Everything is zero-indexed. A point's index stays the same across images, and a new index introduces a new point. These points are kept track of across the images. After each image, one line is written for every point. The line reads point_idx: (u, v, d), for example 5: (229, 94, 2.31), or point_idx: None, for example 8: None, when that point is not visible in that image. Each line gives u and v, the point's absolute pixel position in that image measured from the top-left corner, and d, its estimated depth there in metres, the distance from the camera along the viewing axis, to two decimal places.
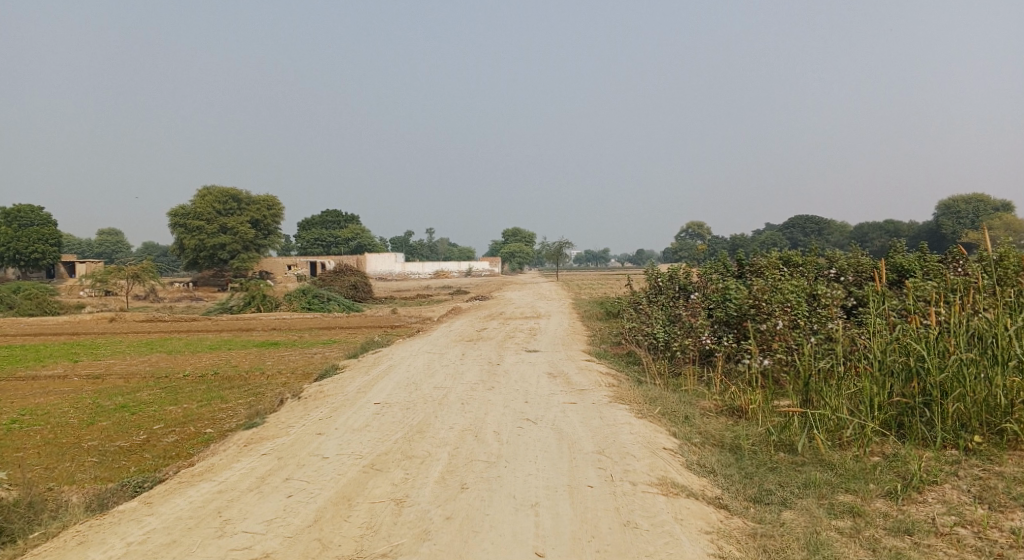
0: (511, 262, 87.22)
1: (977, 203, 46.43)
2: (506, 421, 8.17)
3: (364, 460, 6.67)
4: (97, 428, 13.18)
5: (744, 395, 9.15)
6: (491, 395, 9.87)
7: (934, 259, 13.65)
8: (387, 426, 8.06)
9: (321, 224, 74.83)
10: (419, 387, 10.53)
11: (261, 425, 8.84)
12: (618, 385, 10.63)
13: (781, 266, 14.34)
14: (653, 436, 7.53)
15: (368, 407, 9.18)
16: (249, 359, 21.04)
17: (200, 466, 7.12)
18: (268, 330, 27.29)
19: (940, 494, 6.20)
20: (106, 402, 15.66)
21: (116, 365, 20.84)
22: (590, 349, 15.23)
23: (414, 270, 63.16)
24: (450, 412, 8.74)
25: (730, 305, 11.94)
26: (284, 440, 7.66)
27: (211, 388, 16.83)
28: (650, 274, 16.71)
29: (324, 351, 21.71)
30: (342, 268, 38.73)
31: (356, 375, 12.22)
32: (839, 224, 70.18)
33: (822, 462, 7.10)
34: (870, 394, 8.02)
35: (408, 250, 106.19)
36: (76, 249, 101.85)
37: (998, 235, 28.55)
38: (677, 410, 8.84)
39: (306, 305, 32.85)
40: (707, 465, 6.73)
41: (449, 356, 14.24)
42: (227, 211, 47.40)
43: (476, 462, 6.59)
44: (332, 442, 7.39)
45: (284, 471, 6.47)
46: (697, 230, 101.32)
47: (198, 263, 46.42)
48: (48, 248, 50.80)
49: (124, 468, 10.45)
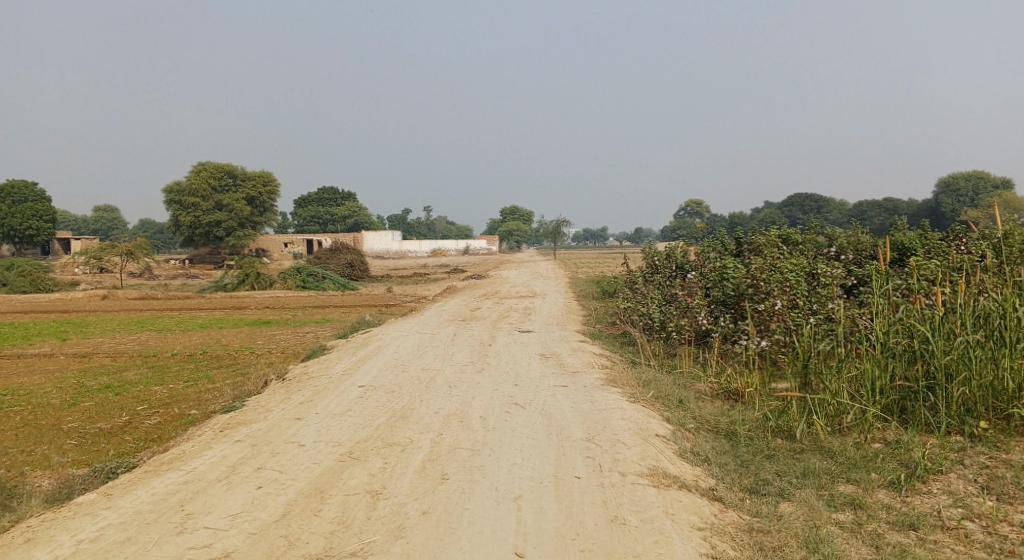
0: (510, 240, 86.64)
1: (977, 180, 46.03)
2: (493, 406, 7.86)
3: (341, 448, 6.38)
4: (79, 409, 12.91)
5: (740, 378, 8.84)
6: (480, 378, 9.56)
7: (936, 237, 13.32)
8: (369, 411, 7.75)
9: (317, 201, 74.14)
10: (407, 369, 10.22)
11: (240, 409, 8.55)
12: (611, 367, 10.31)
13: (780, 244, 14.01)
14: (645, 421, 7.22)
15: (352, 390, 8.87)
16: (240, 338, 20.72)
17: (171, 452, 6.84)
18: (261, 309, 26.94)
19: (946, 484, 5.90)
20: (91, 382, 15.38)
21: (104, 344, 20.53)
22: (585, 330, 14.89)
23: (411, 248, 62.74)
24: (436, 396, 8.43)
25: (728, 284, 11.60)
26: (261, 425, 7.36)
27: (199, 368, 16.54)
28: (647, 253, 16.36)
29: (317, 330, 21.41)
30: (338, 245, 38.23)
31: (343, 355, 11.90)
32: (838, 202, 69.76)
33: (821, 449, 6.80)
34: (872, 377, 7.69)
35: (406, 228, 105.79)
36: (71, 227, 101.17)
37: (999, 213, 28.26)
38: (671, 394, 8.53)
39: (300, 283, 32.49)
40: (702, 454, 6.43)
41: (441, 336, 13.90)
42: (223, 187, 46.80)
43: (460, 450, 6.28)
44: (310, 428, 7.09)
45: (256, 459, 6.19)
46: (696, 209, 100.96)
47: (193, 239, 45.97)
48: (44, 224, 50.36)
49: (103, 452, 10.18)
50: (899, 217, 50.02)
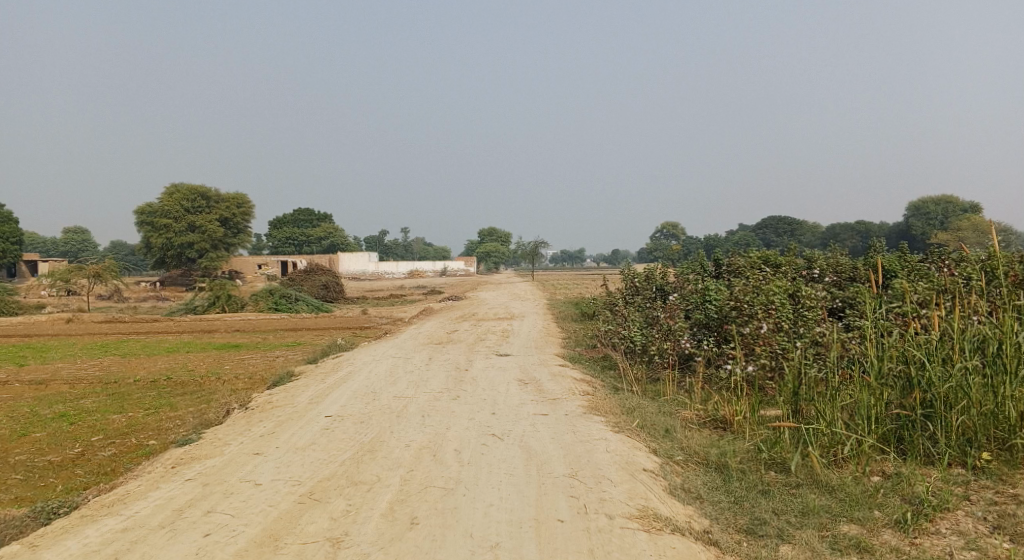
0: (487, 261, 86.13)
1: (947, 204, 46.50)
2: (468, 438, 7.35)
3: (302, 488, 5.83)
4: (29, 440, 12.16)
5: (728, 405, 8.42)
6: (455, 405, 9.04)
7: (917, 259, 13.08)
8: (335, 445, 7.20)
9: (292, 222, 73.17)
10: (377, 397, 9.67)
11: (196, 442, 7.94)
12: (593, 394, 9.81)
13: (760, 266, 13.72)
14: (631, 454, 6.76)
15: (317, 421, 8.32)
16: (206, 362, 19.96)
17: (115, 492, 6.24)
18: (231, 332, 26.15)
19: (954, 523, 5.51)
20: (46, 410, 14.59)
21: (63, 370, 19.66)
22: (564, 353, 14.43)
23: (388, 270, 62.02)
24: (407, 427, 7.90)
25: (710, 307, 11.21)
26: (216, 462, 6.79)
27: (162, 394, 15.82)
28: (625, 274, 15.95)
29: (287, 354, 20.75)
30: (312, 267, 37.50)
31: (310, 382, 11.33)
32: (811, 225, 70.28)
33: (818, 483, 6.38)
34: (866, 405, 7.29)
35: (383, 249, 105.08)
36: (39, 248, 98.99)
37: (969, 236, 28.49)
38: (657, 423, 8.08)
39: (273, 305, 31.74)
40: (693, 491, 5.96)
41: (415, 361, 13.35)
42: (196, 209, 45.93)
43: (432, 489, 5.76)
44: (270, 465, 6.53)
45: (207, 501, 5.65)
46: (672, 231, 101.42)
47: (165, 261, 45.00)
48: (10, 246, 48.97)
49: (51, 488, 9.49)
50: (872, 239, 50.36)
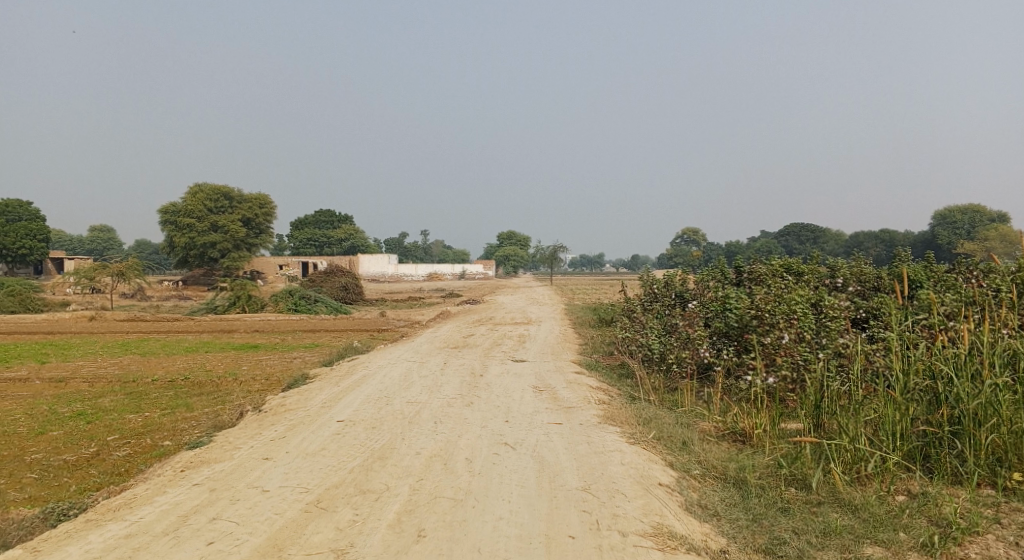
0: (506, 265, 86.06)
1: (973, 213, 45.72)
2: (481, 446, 7.22)
3: (309, 496, 5.74)
4: (45, 439, 12.21)
5: (748, 417, 8.22)
6: (468, 413, 8.91)
7: (943, 270, 12.77)
8: (345, 451, 7.10)
9: (314, 224, 73.52)
10: (391, 402, 9.56)
11: (206, 446, 7.88)
12: (609, 403, 9.63)
13: (782, 274, 13.47)
14: (646, 467, 6.58)
15: (329, 426, 8.23)
16: (224, 363, 20.00)
17: (123, 495, 6.18)
18: (250, 332, 26.23)
19: (984, 548, 5.29)
20: (64, 409, 14.65)
21: (83, 368, 19.80)
22: (581, 360, 14.26)
23: (407, 272, 62.14)
24: (419, 434, 7.78)
25: (730, 315, 10.98)
26: (224, 466, 6.72)
27: (179, 394, 15.86)
28: (644, 280, 15.74)
29: (304, 355, 20.75)
30: (332, 268, 37.59)
31: (324, 386, 11.25)
32: (834, 233, 69.48)
33: (840, 501, 6.17)
34: (891, 421, 7.06)
35: (403, 252, 105.40)
36: (65, 247, 100.27)
37: (996, 247, 27.94)
38: (674, 435, 7.89)
39: (292, 306, 31.83)
40: (710, 507, 5.78)
41: (430, 365, 13.25)
42: (219, 209, 46.25)
43: (441, 500, 5.63)
44: (278, 472, 6.44)
45: (213, 507, 5.57)
46: (692, 237, 100.80)
47: (187, 260, 45.37)
48: (37, 244, 49.59)
49: (64, 488, 9.47)
50: (896, 248, 49.70)
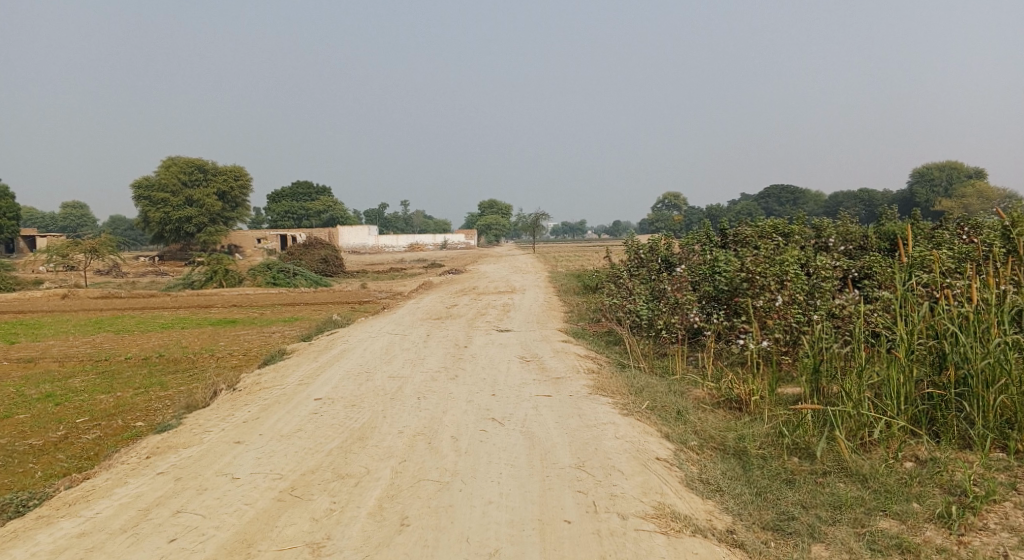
0: (488, 233, 85.40)
1: (951, 170, 45.79)
2: (467, 423, 6.82)
3: (282, 483, 5.32)
4: (11, 423, 11.68)
5: (744, 383, 7.88)
6: (453, 387, 8.50)
7: (932, 227, 12.46)
8: (322, 433, 6.67)
9: (291, 196, 72.17)
10: (371, 378, 9.12)
11: (175, 429, 7.41)
12: (598, 372, 9.26)
13: (768, 235, 13.11)
14: (643, 441, 6.22)
15: (306, 405, 7.78)
16: (201, 339, 19.44)
17: (81, 488, 5.73)
18: (228, 307, 25.62)
19: (1003, 517, 5.01)
20: (32, 391, 14.07)
21: (54, 348, 19.15)
22: (567, 328, 13.87)
23: (388, 243, 61.37)
24: (401, 411, 7.35)
25: (720, 279, 10.62)
26: (193, 452, 6.28)
27: (153, 373, 15.33)
28: (628, 245, 15.30)
29: (283, 329, 20.25)
30: (311, 240, 36.84)
31: (302, 361, 10.78)
32: (814, 193, 69.55)
33: (847, 471, 5.86)
34: (896, 383, 6.71)
35: (383, 222, 104.34)
36: (38, 224, 98.11)
37: (975, 203, 27.94)
38: (669, 404, 7.51)
39: (271, 279, 31.16)
40: (713, 482, 5.44)
41: (412, 337, 12.81)
42: (194, 182, 45.19)
43: (425, 483, 5.24)
44: (250, 457, 6.01)
45: (178, 496, 5.17)
46: (673, 201, 100.60)
47: (164, 235, 44.39)
48: (8, 222, 48.25)
49: (29, 475, 8.97)
50: (876, 207, 49.74)
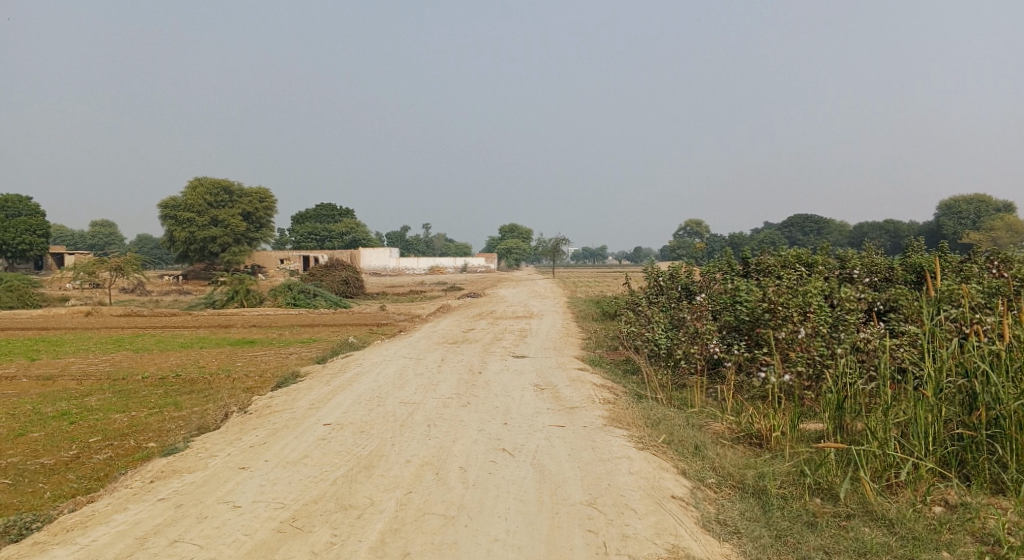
0: (508, 258, 85.38)
1: (979, 203, 45.19)
2: (476, 453, 6.65)
3: (284, 513, 5.18)
4: (25, 441, 11.65)
5: (764, 418, 7.65)
6: (464, 414, 8.33)
7: (961, 261, 12.15)
8: (329, 460, 6.53)
9: (314, 218, 72.67)
10: (383, 403, 8.98)
11: (181, 452, 7.30)
12: (615, 403, 9.06)
13: (791, 265, 12.87)
14: (658, 476, 6.03)
15: (314, 430, 7.65)
16: (219, 359, 19.42)
17: (81, 512, 5.62)
18: (248, 327, 25.66)
19: None
20: (48, 409, 14.06)
21: (73, 365, 19.22)
22: (584, 356, 13.65)
23: (409, 266, 61.54)
24: (411, 439, 7.20)
25: (742, 309, 10.38)
26: (196, 477, 6.15)
27: (168, 392, 15.30)
28: (648, 271, 15.09)
29: (301, 351, 20.20)
30: (332, 262, 36.97)
31: (314, 384, 10.68)
32: (838, 223, 68.90)
33: (872, 515, 5.61)
34: (923, 423, 6.45)
35: (405, 245, 104.86)
36: (67, 242, 99.66)
37: (1002, 237, 27.49)
38: (686, 438, 7.28)
39: (291, 300, 31.24)
40: (730, 523, 5.22)
41: (427, 362, 12.67)
42: (219, 203, 45.69)
43: (430, 518, 5.08)
44: (254, 484, 5.88)
45: (176, 525, 5.03)
46: (695, 229, 100.14)
47: (189, 255, 44.83)
48: (37, 239, 48.98)
49: (38, 496, 8.88)
50: (902, 239, 49.02)
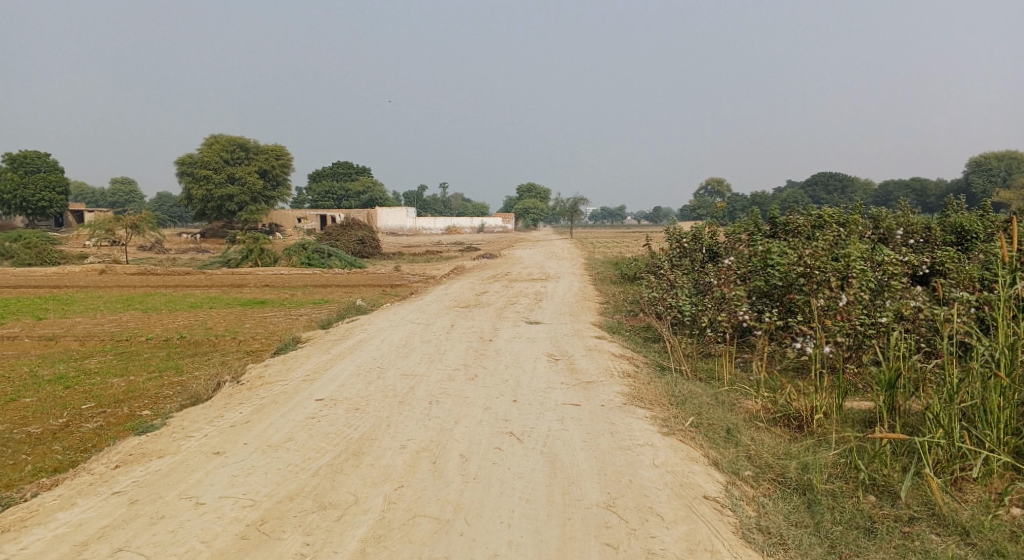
0: (527, 217, 84.12)
1: (1010, 160, 43.63)
2: (481, 437, 5.90)
3: (252, 514, 4.54)
4: (16, 406, 11.04)
5: (804, 398, 6.78)
6: (470, 389, 7.56)
7: (1005, 220, 11.10)
8: (315, 443, 5.82)
9: (332, 176, 71.61)
10: (382, 376, 8.23)
11: (155, 431, 6.60)
12: (635, 377, 8.26)
13: (821, 225, 11.87)
14: (687, 469, 5.27)
15: (303, 408, 6.91)
16: (227, 320, 18.79)
17: (27, 505, 4.96)
18: (261, 287, 25.04)
19: None
20: (45, 372, 13.44)
21: (79, 325, 18.66)
22: (601, 322, 12.83)
23: (426, 225, 60.72)
24: (408, 419, 6.45)
25: (773, 273, 9.46)
26: (163, 463, 5.48)
27: (171, 355, 14.64)
28: (669, 233, 14.15)
29: (311, 313, 19.53)
30: (348, 221, 36.20)
31: (313, 353, 9.95)
32: (864, 182, 67.12)
33: (939, 520, 4.81)
34: (998, 408, 5.53)
35: (423, 205, 103.91)
36: (87, 200, 100.00)
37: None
38: (719, 421, 6.45)
39: (306, 260, 30.53)
40: (774, 532, 4.51)
41: (435, 329, 11.90)
42: (236, 160, 44.90)
43: (421, 522, 4.44)
44: (225, 474, 5.17)
45: (124, 533, 4.38)
46: (716, 188, 98.35)
47: (206, 213, 44.27)
48: (56, 196, 48.51)
49: (14, 469, 8.16)
50: (930, 199, 47.59)
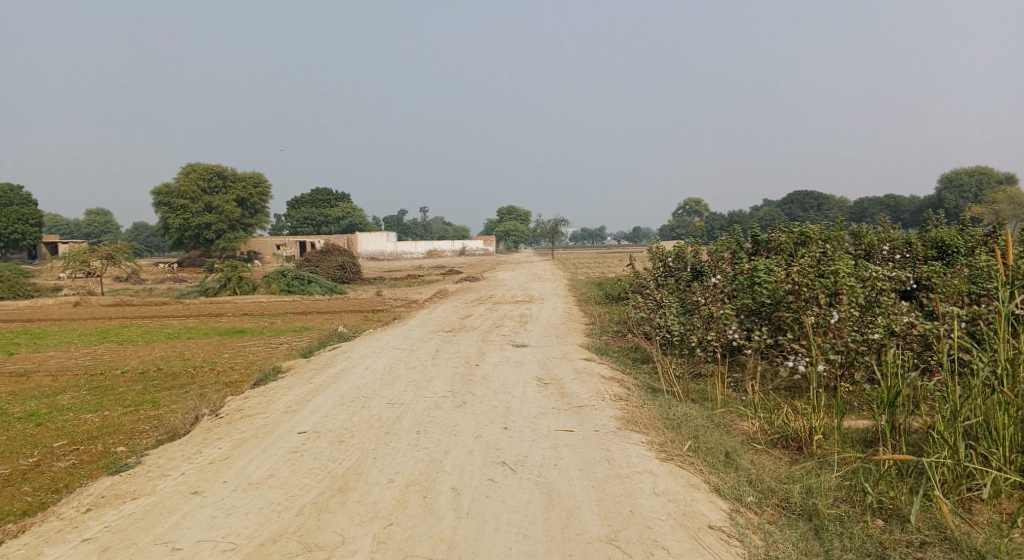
0: (507, 240, 84.03)
1: (981, 175, 44.32)
2: (472, 468, 5.67)
3: None
4: None
5: (803, 419, 6.60)
6: (458, 417, 7.32)
7: (985, 233, 11.07)
8: (298, 479, 5.56)
9: (310, 203, 71.21)
10: (367, 405, 7.96)
11: (129, 471, 6.29)
12: (627, 400, 8.05)
13: (804, 242, 11.76)
14: (688, 497, 5.07)
15: (284, 442, 6.63)
16: (205, 351, 18.37)
17: None
18: (240, 316, 24.61)
19: None
20: (16, 409, 12.98)
21: (52, 359, 18.16)
22: (588, 344, 12.63)
23: (406, 249, 60.42)
24: (395, 451, 6.20)
25: (761, 291, 9.31)
26: (137, 505, 5.19)
27: (147, 388, 14.22)
28: (652, 252, 14.00)
29: (292, 341, 19.15)
30: (328, 247, 35.85)
31: (295, 383, 9.64)
32: (839, 199, 67.89)
33: (952, 545, 4.65)
34: (1002, 425, 5.38)
35: (402, 230, 103.58)
36: (61, 231, 98.62)
37: (1005, 211, 26.69)
38: (717, 444, 6.25)
39: (285, 287, 30.10)
40: None
41: (420, 355, 11.63)
42: (213, 189, 44.48)
43: None
44: (203, 515, 4.90)
45: None
46: (694, 208, 99.08)
47: (183, 243, 43.70)
48: (29, 228, 47.62)
49: None
50: (904, 215, 48.13)
